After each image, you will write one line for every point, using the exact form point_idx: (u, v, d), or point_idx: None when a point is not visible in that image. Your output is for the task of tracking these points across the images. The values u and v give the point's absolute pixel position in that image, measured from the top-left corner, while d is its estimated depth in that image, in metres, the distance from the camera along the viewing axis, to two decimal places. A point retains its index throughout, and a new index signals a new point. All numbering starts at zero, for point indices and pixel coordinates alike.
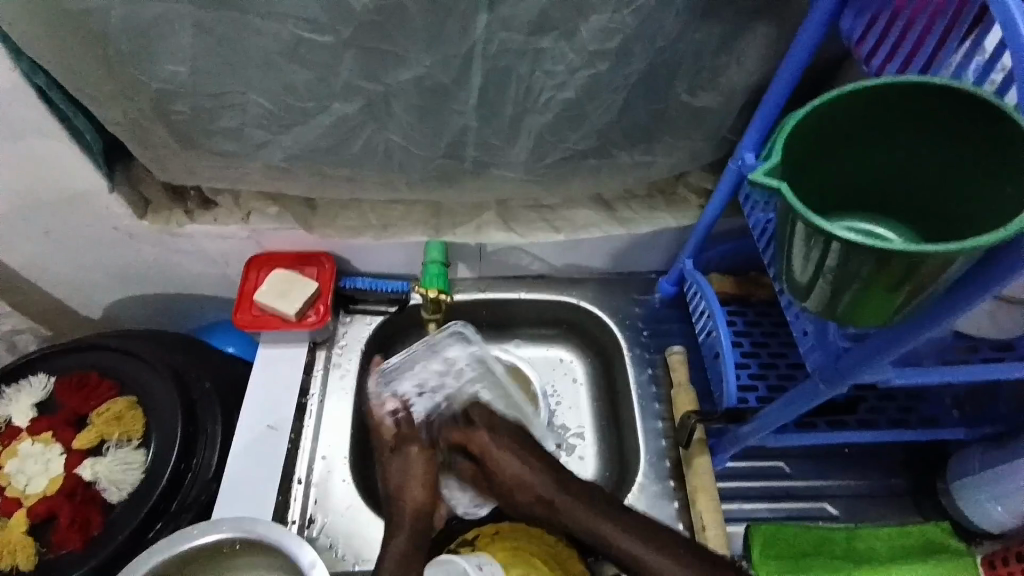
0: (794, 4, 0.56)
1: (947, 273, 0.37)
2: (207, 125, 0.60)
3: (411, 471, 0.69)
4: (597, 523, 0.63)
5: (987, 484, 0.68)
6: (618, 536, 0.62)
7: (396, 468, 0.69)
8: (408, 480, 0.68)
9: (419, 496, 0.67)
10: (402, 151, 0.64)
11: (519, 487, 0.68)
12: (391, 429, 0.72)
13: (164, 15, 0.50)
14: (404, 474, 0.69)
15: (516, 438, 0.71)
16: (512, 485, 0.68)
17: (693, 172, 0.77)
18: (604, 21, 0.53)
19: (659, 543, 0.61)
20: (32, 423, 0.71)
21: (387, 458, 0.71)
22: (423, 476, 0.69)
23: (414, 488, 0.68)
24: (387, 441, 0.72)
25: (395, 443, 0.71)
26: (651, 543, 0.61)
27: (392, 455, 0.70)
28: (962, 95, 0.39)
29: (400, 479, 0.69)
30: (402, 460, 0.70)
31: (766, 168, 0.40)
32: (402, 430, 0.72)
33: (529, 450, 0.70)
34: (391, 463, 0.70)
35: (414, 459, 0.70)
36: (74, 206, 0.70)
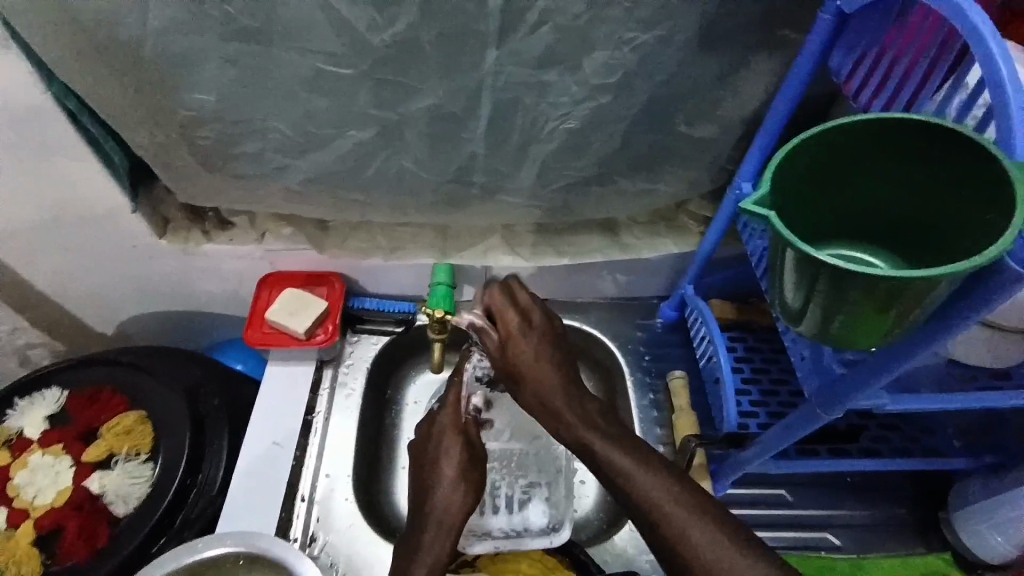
0: (787, 42, 0.58)
1: (931, 297, 0.38)
2: (229, 150, 0.63)
3: (471, 464, 0.65)
4: (583, 428, 0.58)
5: (989, 513, 0.69)
6: (634, 471, 0.53)
7: (458, 456, 0.65)
8: (461, 479, 0.64)
9: (467, 498, 0.63)
10: (413, 176, 0.67)
11: (531, 379, 0.62)
12: (459, 413, 0.69)
13: (193, 48, 0.53)
14: (461, 473, 0.64)
15: (549, 343, 0.64)
16: (525, 375, 0.63)
17: (693, 200, 0.79)
18: (605, 56, 0.55)
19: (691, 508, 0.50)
20: (43, 435, 0.73)
21: (450, 444, 0.66)
22: (464, 461, 0.65)
23: (459, 489, 0.63)
24: (453, 426, 0.68)
25: (464, 438, 0.67)
26: (666, 483, 0.52)
27: (458, 440, 0.66)
28: (948, 132, 0.40)
29: (457, 469, 0.64)
30: (463, 452, 0.66)
31: (756, 196, 0.42)
32: (473, 429, 0.69)
33: (557, 353, 0.64)
34: (450, 451, 0.66)
35: (473, 452, 0.66)
36: (96, 225, 0.73)
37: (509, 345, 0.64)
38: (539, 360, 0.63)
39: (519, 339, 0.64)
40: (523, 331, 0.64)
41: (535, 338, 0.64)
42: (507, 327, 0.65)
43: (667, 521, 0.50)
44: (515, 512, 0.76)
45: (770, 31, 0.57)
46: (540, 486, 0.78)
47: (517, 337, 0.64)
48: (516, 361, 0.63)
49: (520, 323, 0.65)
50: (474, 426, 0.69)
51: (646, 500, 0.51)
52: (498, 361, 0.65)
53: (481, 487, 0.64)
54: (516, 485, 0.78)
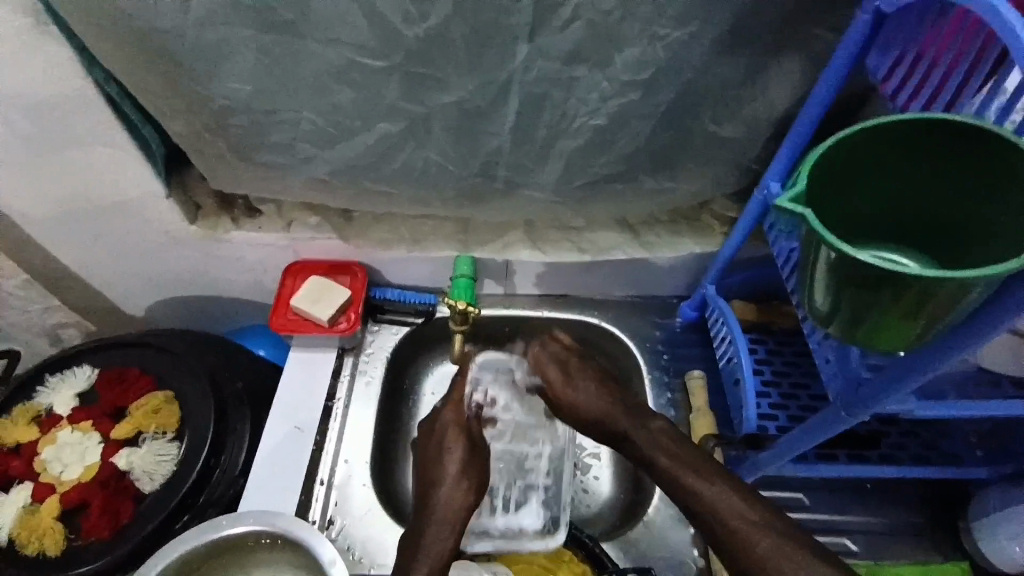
0: (820, 42, 0.58)
1: (963, 302, 0.38)
2: (260, 139, 0.64)
3: (473, 463, 0.67)
4: (654, 452, 0.61)
5: (1011, 524, 0.67)
6: (695, 483, 0.57)
7: (459, 455, 0.67)
8: (464, 477, 0.65)
9: (468, 495, 0.64)
10: (439, 169, 0.68)
11: (598, 421, 0.66)
12: (461, 412, 0.71)
13: (231, 39, 0.54)
14: (462, 472, 0.65)
15: (594, 379, 0.69)
16: (591, 419, 0.66)
17: (717, 201, 0.79)
18: (635, 53, 0.55)
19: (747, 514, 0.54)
20: (73, 412, 0.75)
21: (452, 444, 0.68)
22: (466, 459, 0.66)
23: (462, 486, 0.64)
24: (456, 423, 0.70)
25: (466, 437, 0.68)
26: (724, 492, 0.56)
27: (460, 439, 0.68)
28: (986, 135, 0.40)
29: (460, 467, 0.66)
30: (466, 449, 0.67)
31: (789, 194, 0.42)
32: (475, 428, 0.71)
33: (606, 386, 0.68)
34: (454, 449, 0.67)
35: (474, 450, 0.68)
36: (129, 210, 0.75)
37: (560, 394, 0.69)
38: (598, 400, 0.66)
39: (569, 387, 0.69)
40: (568, 382, 0.69)
41: (583, 380, 0.68)
42: (554, 385, 0.69)
43: (728, 533, 0.54)
44: (511, 513, 0.75)
45: (803, 31, 0.56)
46: (538, 489, 0.77)
47: (567, 391, 0.68)
48: (580, 412, 0.67)
49: (562, 376, 0.69)
50: (477, 424, 0.72)
51: (704, 510, 0.56)
52: (566, 418, 0.69)
53: (482, 485, 0.65)
54: (514, 486, 0.77)
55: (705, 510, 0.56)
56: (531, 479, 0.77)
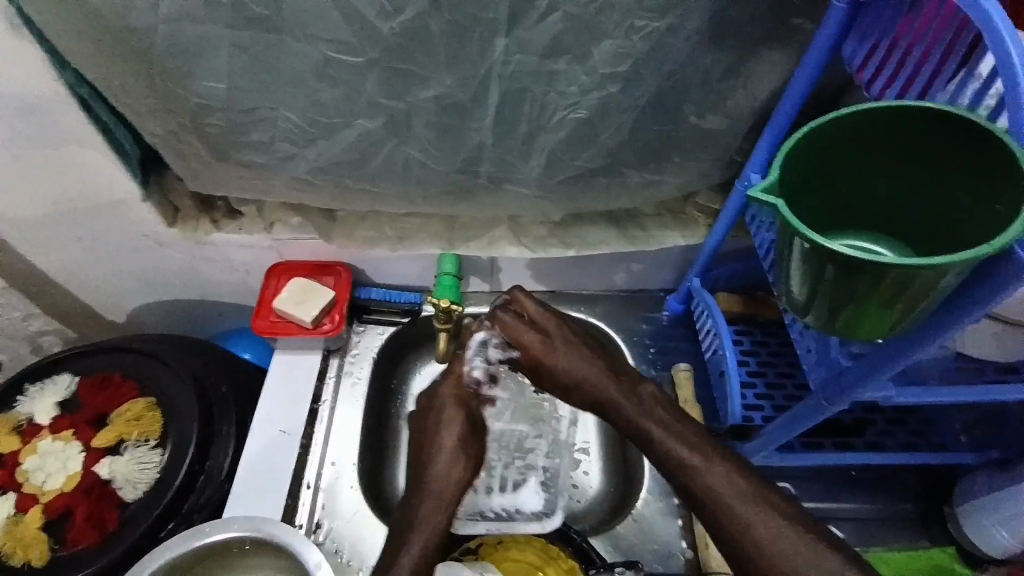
0: (798, 32, 0.58)
1: (939, 287, 0.38)
2: (237, 138, 0.63)
3: (470, 439, 0.65)
4: (650, 423, 0.59)
5: (994, 507, 0.68)
6: (703, 465, 0.56)
7: (458, 430, 0.65)
8: (459, 453, 0.64)
9: (464, 471, 0.63)
10: (421, 166, 0.67)
11: (579, 388, 0.64)
12: (461, 385, 0.68)
13: (205, 36, 0.53)
14: (460, 447, 0.64)
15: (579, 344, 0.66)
16: (569, 385, 0.64)
17: (701, 193, 0.79)
18: (614, 46, 0.55)
19: (741, 487, 0.54)
20: (55, 421, 0.74)
21: (448, 419, 0.66)
22: (464, 434, 0.65)
23: (457, 462, 0.63)
24: (455, 397, 0.67)
25: (465, 411, 0.67)
26: (729, 476, 0.55)
27: (459, 413, 0.66)
28: (958, 123, 0.40)
29: (457, 442, 0.64)
30: (463, 425, 0.66)
31: (764, 185, 0.42)
32: (475, 404, 0.68)
33: (591, 352, 0.66)
34: (451, 424, 0.65)
35: (472, 428, 0.66)
36: (107, 212, 0.73)
37: (538, 360, 0.65)
38: (579, 366, 0.64)
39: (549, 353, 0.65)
40: (550, 347, 0.65)
41: (564, 345, 0.65)
42: (532, 348, 0.65)
43: (731, 516, 0.53)
44: (509, 492, 0.79)
45: (781, 20, 0.56)
46: (536, 470, 0.81)
47: (545, 355, 0.65)
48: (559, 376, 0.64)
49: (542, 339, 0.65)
50: (477, 401, 0.69)
51: (709, 493, 0.54)
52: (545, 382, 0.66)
53: (477, 462, 0.65)
54: (512, 467, 0.81)
55: (707, 492, 0.55)
56: (530, 460, 0.82)
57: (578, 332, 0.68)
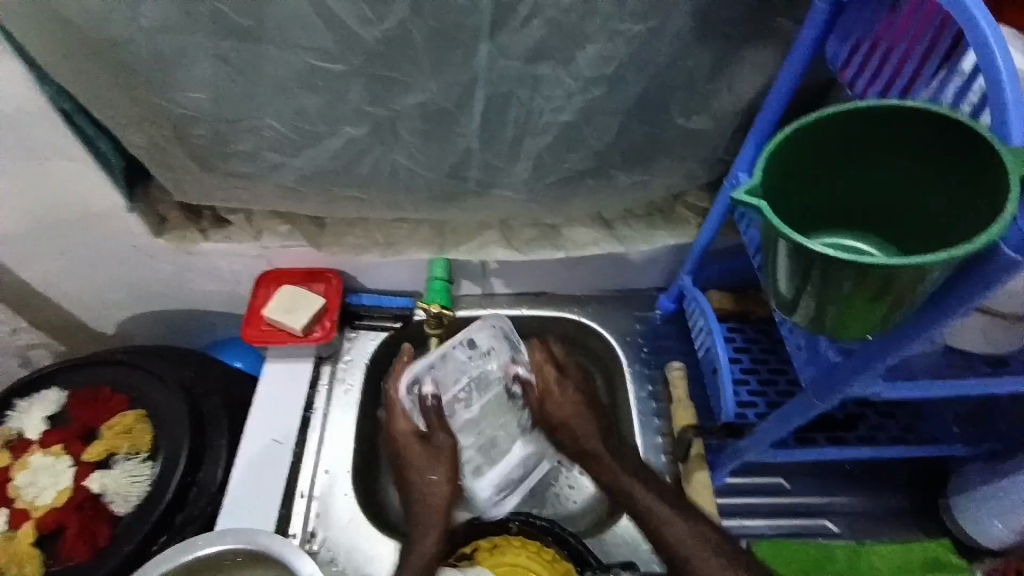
0: (781, 32, 0.58)
1: (922, 285, 0.38)
2: (220, 148, 0.63)
3: (438, 461, 0.75)
4: (627, 480, 0.71)
5: (986, 500, 0.68)
6: (674, 522, 0.67)
7: (421, 457, 0.75)
8: (433, 473, 0.74)
9: (444, 488, 0.73)
10: (408, 172, 0.67)
11: (567, 429, 0.78)
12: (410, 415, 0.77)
13: (183, 47, 0.53)
14: (430, 470, 0.74)
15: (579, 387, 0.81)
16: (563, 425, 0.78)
17: (691, 192, 0.79)
18: (598, 49, 0.55)
19: (705, 539, 0.66)
20: (44, 436, 0.73)
21: (412, 448, 0.75)
22: (433, 454, 0.75)
23: (433, 488, 0.73)
24: (408, 428, 0.77)
25: (420, 436, 0.76)
26: (693, 529, 0.66)
27: (415, 441, 0.76)
28: (940, 120, 0.40)
29: (424, 470, 0.74)
30: (430, 451, 0.75)
31: (748, 186, 0.41)
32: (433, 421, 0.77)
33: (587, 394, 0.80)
34: (418, 453, 0.75)
35: (439, 448, 0.75)
36: (92, 225, 0.73)
37: (553, 396, 0.79)
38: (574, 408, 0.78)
39: (558, 393, 0.79)
40: (558, 382, 0.80)
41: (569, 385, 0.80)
42: (543, 382, 0.80)
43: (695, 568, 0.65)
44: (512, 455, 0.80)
45: (764, 22, 0.56)
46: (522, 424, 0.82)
47: (552, 387, 0.79)
48: (555, 404, 0.79)
49: (557, 375, 0.80)
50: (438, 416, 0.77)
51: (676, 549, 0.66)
52: (546, 415, 0.79)
53: (455, 472, 0.75)
54: (502, 432, 0.81)
55: (681, 552, 0.66)
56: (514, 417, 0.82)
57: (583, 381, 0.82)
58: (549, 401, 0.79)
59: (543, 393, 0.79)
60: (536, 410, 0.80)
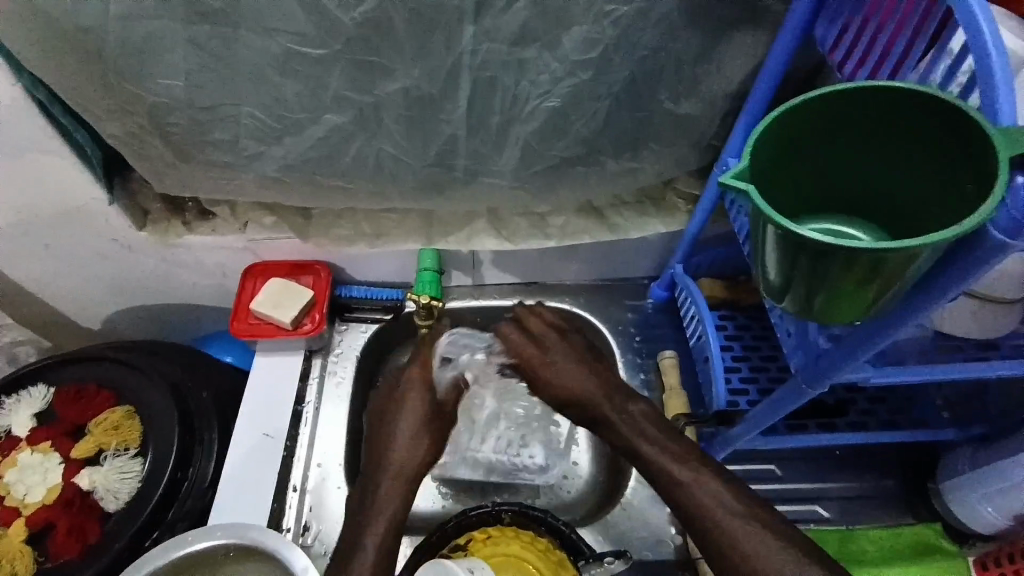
0: (769, 13, 0.57)
1: (911, 269, 0.38)
2: (202, 137, 0.62)
3: (434, 420, 0.66)
4: (637, 440, 0.60)
5: (977, 484, 0.69)
6: (692, 480, 0.56)
7: (417, 414, 0.66)
8: (417, 433, 0.65)
9: (427, 455, 0.64)
10: (394, 160, 0.66)
11: (576, 405, 0.64)
12: (426, 367, 0.70)
13: (158, 32, 0.51)
14: (421, 427, 0.65)
15: (571, 353, 0.66)
16: (570, 400, 0.64)
17: (681, 179, 0.78)
18: (583, 32, 0.54)
19: (730, 505, 0.54)
20: (31, 433, 0.72)
21: (411, 399, 0.67)
22: (429, 415, 0.66)
23: (416, 447, 0.64)
24: (422, 380, 0.68)
25: (426, 391, 0.68)
26: (710, 482, 0.56)
27: (419, 395, 0.67)
28: (928, 102, 0.40)
29: (416, 426, 0.65)
30: (428, 409, 0.67)
31: (734, 171, 0.41)
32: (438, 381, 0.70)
33: (581, 357, 0.66)
34: (415, 408, 0.66)
35: (439, 408, 0.68)
36: (73, 218, 0.72)
37: (541, 365, 0.66)
38: (573, 380, 0.64)
39: (545, 363, 0.66)
40: (548, 359, 0.66)
41: (559, 359, 0.66)
42: (531, 362, 0.67)
43: (716, 525, 0.54)
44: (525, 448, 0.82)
45: (751, 3, 0.56)
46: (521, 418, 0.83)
47: (546, 366, 0.66)
48: (558, 389, 0.65)
49: (540, 350, 0.67)
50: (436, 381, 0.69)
51: (695, 503, 0.55)
52: (547, 396, 0.66)
53: (442, 438, 0.67)
54: (507, 432, 0.82)
55: (699, 507, 0.55)
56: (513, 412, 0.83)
57: (577, 340, 0.69)
58: (539, 372, 0.66)
59: (534, 374, 0.66)
60: (535, 391, 0.67)
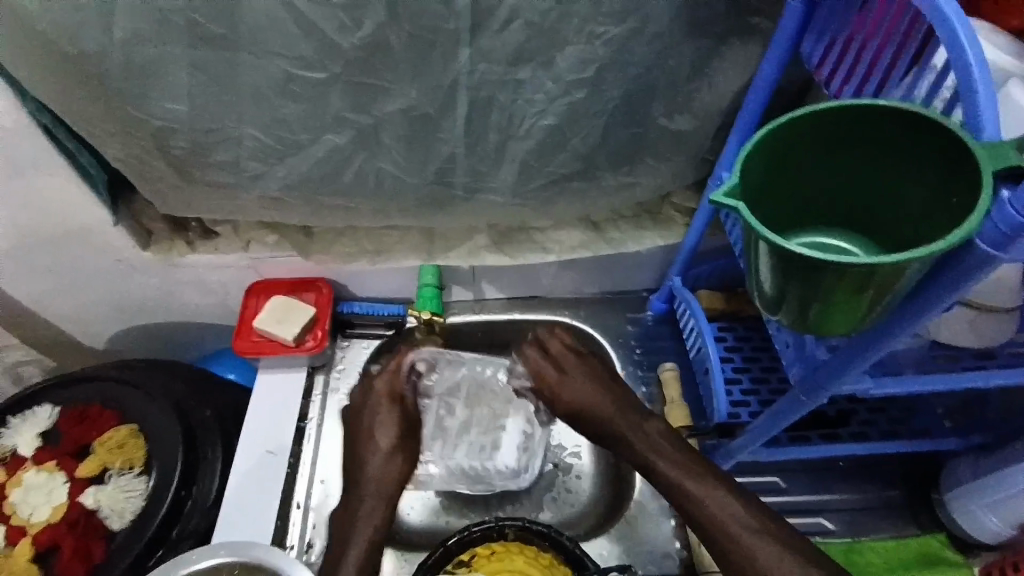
0: (758, 30, 0.58)
1: (903, 280, 0.39)
2: (205, 159, 0.63)
3: (407, 434, 0.67)
4: (651, 456, 0.61)
5: (981, 494, 0.68)
6: (701, 493, 0.57)
7: (391, 428, 0.67)
8: (392, 448, 0.66)
9: (403, 467, 0.65)
10: (393, 179, 0.67)
11: (597, 422, 0.64)
12: (397, 379, 0.70)
13: (161, 58, 0.53)
14: (396, 443, 0.66)
15: (591, 374, 0.66)
16: (589, 417, 0.64)
17: (677, 193, 0.79)
18: (577, 52, 0.55)
19: (741, 516, 0.55)
20: (36, 453, 0.72)
21: (384, 413, 0.67)
22: (400, 427, 0.67)
23: (391, 463, 0.65)
24: (388, 391, 0.69)
25: (398, 404, 0.68)
26: (719, 495, 0.57)
27: (392, 408, 0.68)
28: (916, 118, 0.40)
29: (391, 440, 0.66)
30: (399, 420, 0.67)
31: (725, 189, 0.41)
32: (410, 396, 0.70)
33: (596, 376, 0.66)
34: (387, 421, 0.67)
35: (409, 419, 0.68)
36: (78, 239, 0.73)
37: (561, 386, 0.66)
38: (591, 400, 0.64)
39: (561, 383, 0.66)
40: (567, 381, 0.66)
41: (578, 379, 0.66)
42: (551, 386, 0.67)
43: (725, 537, 0.55)
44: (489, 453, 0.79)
45: (740, 21, 0.57)
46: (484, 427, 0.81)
47: (565, 390, 0.66)
48: (578, 412, 0.65)
49: (559, 373, 0.67)
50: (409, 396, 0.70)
51: (705, 515, 0.56)
52: (567, 415, 0.66)
53: (415, 448, 0.67)
54: (472, 441, 0.80)
55: (708, 519, 0.56)
56: (477, 420, 0.81)
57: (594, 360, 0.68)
58: (558, 393, 0.66)
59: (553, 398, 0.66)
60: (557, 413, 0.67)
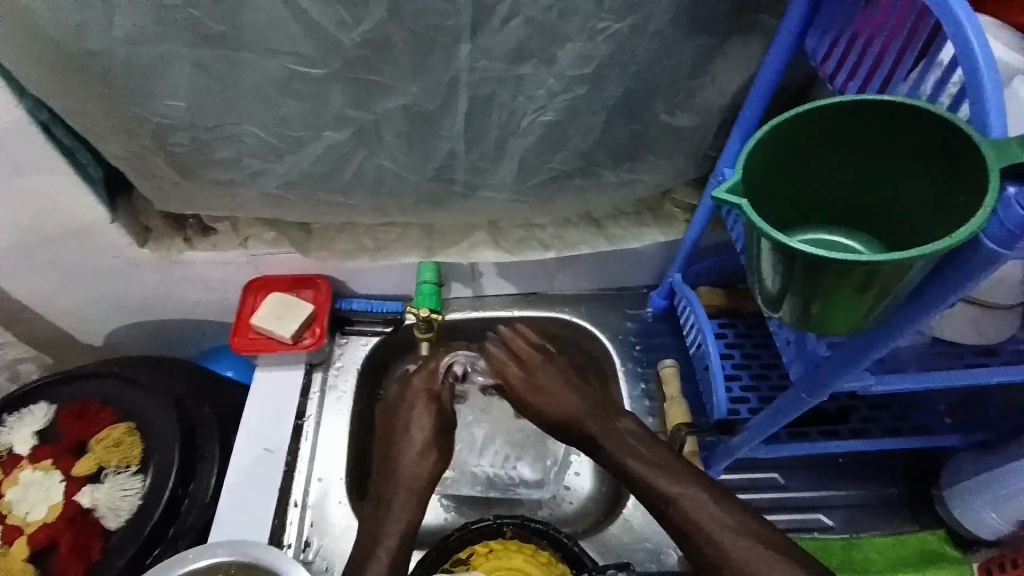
0: (762, 26, 0.58)
1: (907, 277, 0.38)
2: (204, 156, 0.62)
3: (441, 431, 0.68)
4: (627, 456, 0.60)
5: (982, 491, 0.68)
6: (682, 493, 0.57)
7: (427, 425, 0.67)
8: (426, 445, 0.66)
9: (434, 465, 0.66)
10: (393, 175, 0.66)
11: (572, 424, 0.65)
12: (433, 377, 0.71)
13: (159, 54, 0.52)
14: (430, 441, 0.67)
15: (561, 376, 0.68)
16: (567, 421, 0.65)
17: (678, 189, 0.79)
18: (578, 48, 0.55)
19: (721, 518, 0.55)
20: (35, 451, 0.72)
21: (422, 409, 0.68)
22: (435, 424, 0.68)
23: (424, 460, 0.66)
24: (424, 389, 0.70)
25: (435, 402, 0.69)
26: (700, 495, 0.57)
27: (428, 405, 0.69)
28: (922, 114, 0.40)
29: (426, 437, 0.67)
30: (434, 418, 0.68)
31: (728, 185, 0.41)
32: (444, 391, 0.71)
33: (569, 380, 0.67)
34: (422, 418, 0.68)
35: (444, 418, 0.69)
36: (76, 237, 0.72)
37: (530, 388, 0.67)
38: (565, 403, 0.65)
39: (535, 386, 0.67)
40: (537, 384, 0.67)
41: (548, 382, 0.67)
42: (518, 387, 0.68)
43: (703, 536, 0.55)
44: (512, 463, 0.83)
45: (743, 17, 0.56)
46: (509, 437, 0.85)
47: (535, 393, 0.67)
48: (552, 415, 0.66)
49: (525, 373, 0.69)
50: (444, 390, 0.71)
51: (683, 515, 0.56)
52: (541, 419, 0.67)
53: (448, 446, 0.68)
54: (497, 451, 0.83)
55: (686, 519, 0.56)
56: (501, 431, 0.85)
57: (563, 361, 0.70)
58: (528, 396, 0.67)
59: (522, 399, 0.68)
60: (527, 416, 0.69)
